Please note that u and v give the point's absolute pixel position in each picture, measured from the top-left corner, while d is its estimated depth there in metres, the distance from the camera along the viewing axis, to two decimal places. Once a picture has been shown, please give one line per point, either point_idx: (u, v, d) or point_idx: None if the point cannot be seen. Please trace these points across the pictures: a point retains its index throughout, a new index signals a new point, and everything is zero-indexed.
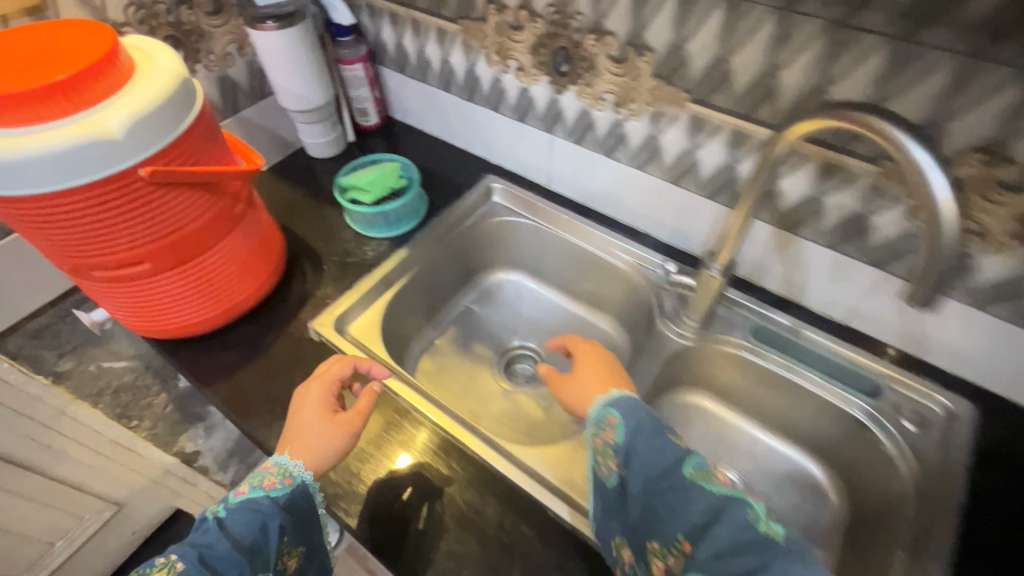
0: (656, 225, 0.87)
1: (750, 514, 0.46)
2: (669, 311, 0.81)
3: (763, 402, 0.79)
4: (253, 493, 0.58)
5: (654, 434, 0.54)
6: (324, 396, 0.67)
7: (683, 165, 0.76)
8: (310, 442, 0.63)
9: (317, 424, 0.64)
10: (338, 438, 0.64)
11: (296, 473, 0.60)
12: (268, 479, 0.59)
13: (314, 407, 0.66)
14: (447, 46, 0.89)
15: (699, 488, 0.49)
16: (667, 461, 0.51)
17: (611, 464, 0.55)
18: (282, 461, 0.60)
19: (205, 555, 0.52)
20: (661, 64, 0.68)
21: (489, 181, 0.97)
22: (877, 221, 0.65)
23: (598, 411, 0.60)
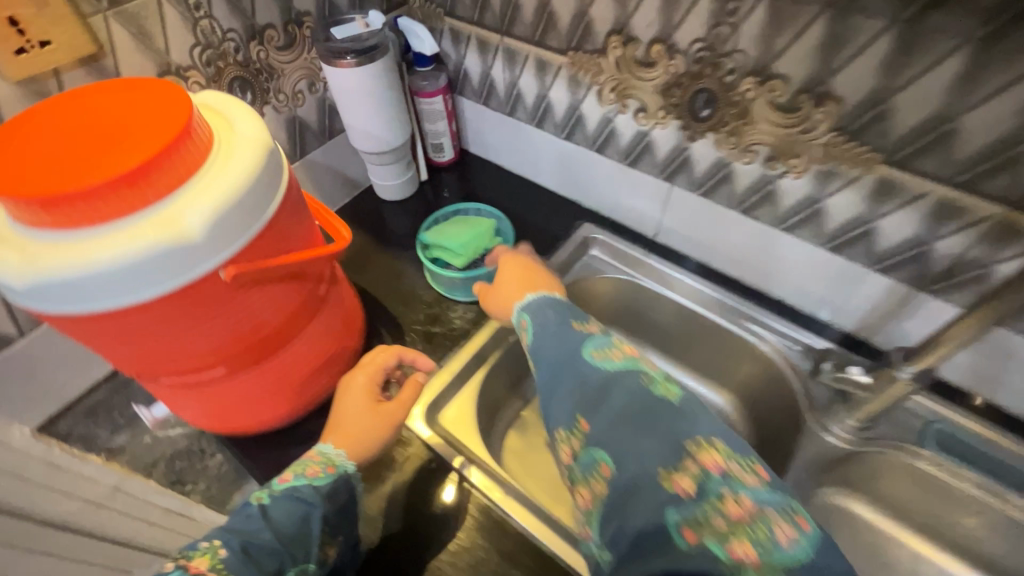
0: (797, 293, 0.73)
1: (641, 379, 0.48)
2: (820, 403, 0.67)
3: (942, 520, 0.65)
4: (297, 481, 0.53)
5: (557, 328, 0.55)
6: (369, 382, 0.62)
7: (853, 233, 0.62)
8: (353, 434, 0.58)
9: (358, 411, 0.59)
10: (379, 428, 0.59)
11: (340, 464, 0.55)
12: (312, 469, 0.54)
13: (356, 393, 0.61)
14: (546, 79, 0.76)
15: (598, 362, 0.50)
16: (571, 346, 0.53)
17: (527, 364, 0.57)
18: (327, 452, 0.56)
19: (246, 544, 0.47)
20: (847, 117, 0.54)
21: (586, 232, 0.84)
22: None
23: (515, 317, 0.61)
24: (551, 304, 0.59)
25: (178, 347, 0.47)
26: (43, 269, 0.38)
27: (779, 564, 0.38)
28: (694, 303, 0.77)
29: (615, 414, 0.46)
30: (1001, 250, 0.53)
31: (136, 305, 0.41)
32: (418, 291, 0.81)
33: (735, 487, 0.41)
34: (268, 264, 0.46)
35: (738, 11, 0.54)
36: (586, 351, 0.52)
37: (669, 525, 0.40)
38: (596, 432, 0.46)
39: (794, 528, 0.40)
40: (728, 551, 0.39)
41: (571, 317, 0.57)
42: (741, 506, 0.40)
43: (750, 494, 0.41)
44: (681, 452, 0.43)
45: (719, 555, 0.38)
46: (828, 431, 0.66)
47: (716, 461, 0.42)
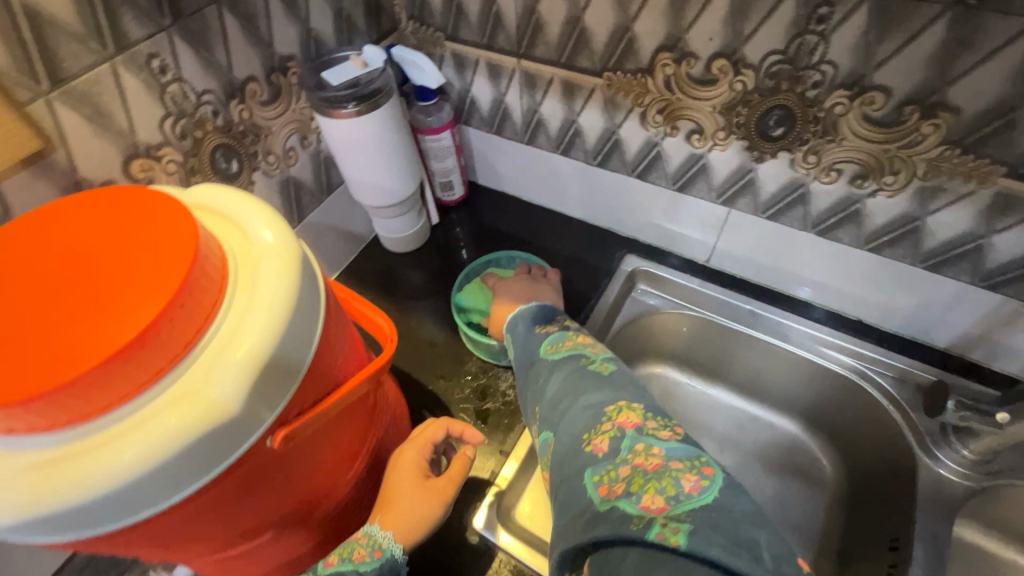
0: (881, 313, 0.66)
1: (580, 361, 0.51)
2: (928, 433, 0.60)
3: None
4: (341, 566, 0.43)
5: (525, 333, 0.58)
6: (419, 455, 0.51)
7: (957, 251, 0.55)
8: (400, 514, 0.47)
9: (406, 488, 0.49)
10: (429, 507, 0.48)
11: (385, 546, 0.45)
12: (356, 552, 0.44)
13: (405, 465, 0.50)
14: (575, 104, 0.67)
15: (549, 353, 0.53)
16: (531, 351, 0.55)
17: None
18: (372, 532, 0.46)
19: None
20: (964, 128, 0.47)
21: (630, 267, 0.76)
22: None
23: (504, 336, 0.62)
24: (523, 315, 0.60)
25: (218, 535, 0.36)
26: (32, 496, 0.28)
27: (683, 511, 0.33)
28: (766, 335, 0.70)
29: (553, 397, 0.48)
30: None
31: (165, 510, 0.31)
32: (456, 360, 0.71)
33: (652, 441, 0.40)
34: (319, 410, 0.37)
35: (828, 17, 0.46)
36: (543, 349, 0.55)
37: (585, 482, 0.39)
38: (546, 416, 0.47)
39: (700, 476, 0.36)
40: (637, 505, 0.34)
41: (537, 323, 0.59)
42: (654, 457, 0.38)
43: (663, 448, 0.39)
44: (599, 416, 0.43)
45: (627, 510, 0.34)
46: (942, 464, 0.59)
47: (631, 420, 0.42)
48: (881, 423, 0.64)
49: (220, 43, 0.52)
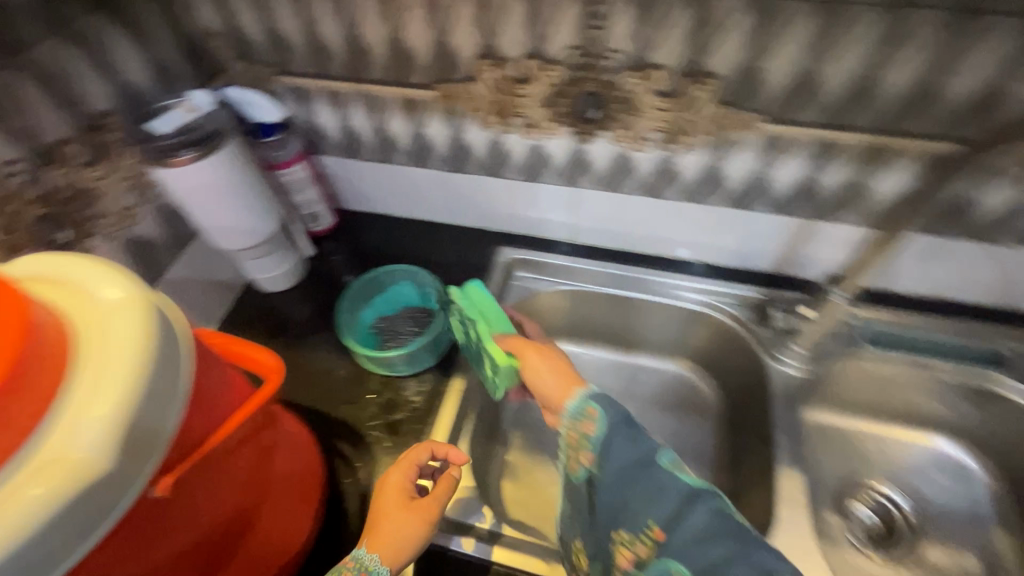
0: (715, 252, 0.77)
1: (721, 504, 0.46)
2: (769, 340, 0.72)
3: (893, 400, 0.74)
4: None
5: (630, 434, 0.51)
6: (404, 479, 0.54)
7: (752, 188, 0.67)
8: (387, 537, 0.49)
9: (391, 512, 0.50)
10: (414, 529, 0.50)
11: (370, 569, 0.46)
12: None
13: (390, 490, 0.52)
14: (419, 117, 0.71)
15: (670, 476, 0.48)
16: (642, 451, 0.50)
17: (581, 459, 0.53)
18: (355, 556, 0.47)
19: None
20: (726, 89, 0.57)
21: (507, 257, 0.81)
22: (984, 199, 0.60)
23: (574, 403, 0.55)
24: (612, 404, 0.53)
25: None
26: None
27: None
28: (631, 292, 0.78)
29: (692, 528, 0.44)
30: (878, 168, 0.60)
31: None
32: (358, 382, 0.71)
33: None
34: (205, 447, 0.37)
35: (604, 12, 0.54)
36: (658, 458, 0.49)
37: None
38: (672, 542, 0.45)
39: None
40: None
41: (633, 423, 0.52)
42: None
43: None
44: None
45: None
46: (784, 362, 0.71)
47: None
48: (734, 344, 0.75)
49: (17, 111, 0.50)
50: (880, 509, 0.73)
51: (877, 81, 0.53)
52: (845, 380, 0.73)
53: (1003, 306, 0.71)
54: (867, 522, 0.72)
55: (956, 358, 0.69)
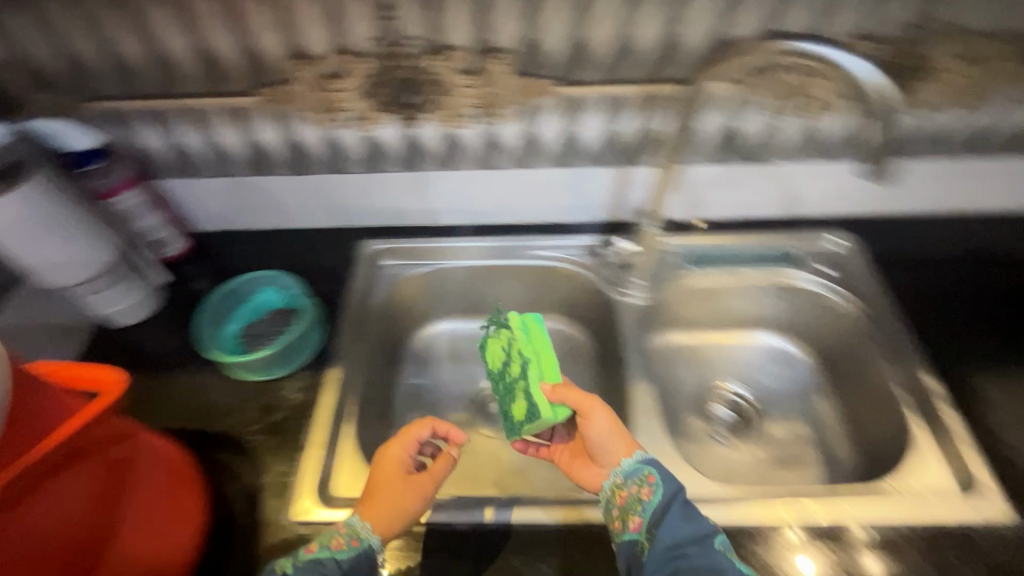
0: (557, 211, 0.86)
1: None
2: (612, 278, 0.82)
3: (722, 311, 0.86)
4: (320, 553, 0.51)
5: (686, 512, 0.53)
6: (403, 454, 0.60)
7: (568, 146, 0.76)
8: (382, 506, 0.55)
9: (391, 484, 0.57)
10: (415, 503, 0.56)
11: (365, 535, 0.53)
12: (336, 539, 0.52)
13: (390, 463, 0.59)
14: (249, 125, 0.73)
15: (727, 560, 0.50)
16: (698, 530, 0.52)
17: (635, 521, 0.54)
18: (353, 524, 0.53)
19: None
20: (518, 61, 0.65)
21: (370, 248, 0.85)
22: (745, 126, 0.73)
23: (631, 465, 0.57)
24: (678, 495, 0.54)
25: None
26: None
27: None
28: (491, 260, 0.85)
29: None
30: (660, 112, 0.71)
31: None
32: (233, 395, 0.71)
33: None
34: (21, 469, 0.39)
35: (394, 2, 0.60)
36: (715, 541, 0.51)
37: None
38: None
39: None
40: None
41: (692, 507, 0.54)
42: None
43: None
44: None
45: None
46: (626, 293, 0.81)
47: None
48: (588, 288, 0.84)
49: None
50: (732, 406, 0.85)
51: (634, 37, 0.63)
52: (678, 301, 0.83)
53: (786, 214, 0.86)
54: (726, 420, 0.83)
55: (758, 263, 0.83)
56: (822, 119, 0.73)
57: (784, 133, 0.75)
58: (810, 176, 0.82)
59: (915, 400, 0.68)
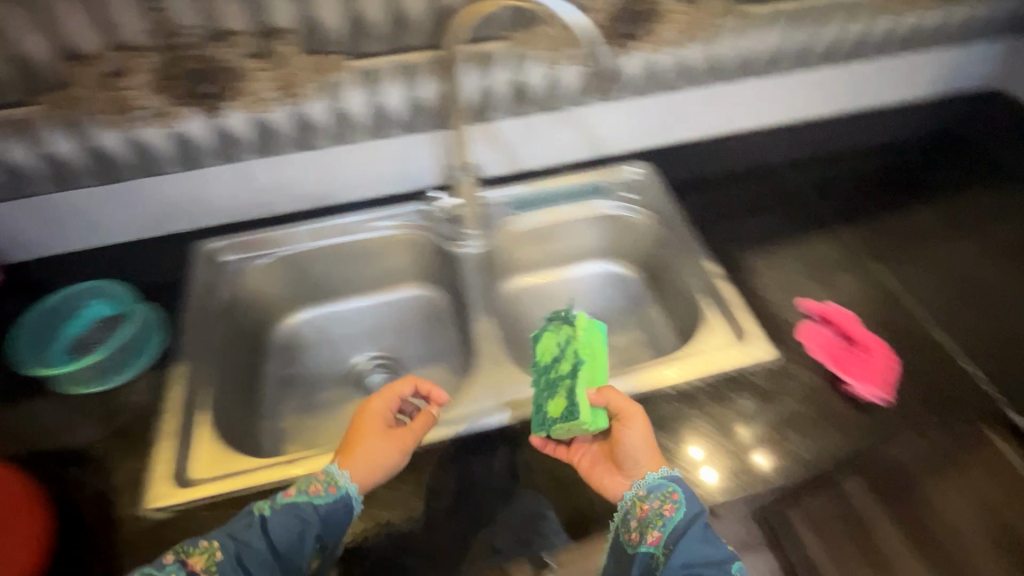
0: (388, 182, 0.91)
1: None
2: (447, 235, 0.90)
3: (554, 249, 0.97)
4: (298, 497, 0.55)
5: (704, 538, 0.54)
6: (384, 408, 0.65)
7: (378, 117, 0.81)
8: (361, 455, 0.60)
9: (370, 436, 0.62)
10: (390, 454, 0.61)
11: (341, 483, 0.57)
12: (313, 486, 0.56)
13: (369, 416, 0.63)
14: (37, 137, 0.71)
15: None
16: (716, 555, 0.53)
17: (649, 535, 0.55)
18: (332, 474, 0.58)
19: (240, 555, 0.51)
20: (302, 40, 0.70)
21: (205, 247, 0.85)
22: (530, 79, 0.83)
23: (655, 482, 0.58)
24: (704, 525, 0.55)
25: None
26: None
27: None
28: (332, 238, 0.89)
29: None
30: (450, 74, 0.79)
31: None
32: (70, 412, 0.68)
33: None
34: None
35: None
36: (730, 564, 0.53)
37: None
38: None
39: None
40: None
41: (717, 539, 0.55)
42: None
43: None
44: None
45: None
46: (460, 244, 0.89)
47: None
48: (428, 248, 0.91)
49: None
50: None
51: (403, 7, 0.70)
52: (509, 246, 0.93)
53: (593, 153, 0.98)
54: None
55: (573, 199, 0.95)
56: (592, 64, 0.84)
57: (565, 82, 0.86)
58: (603, 117, 0.94)
59: (702, 284, 0.82)
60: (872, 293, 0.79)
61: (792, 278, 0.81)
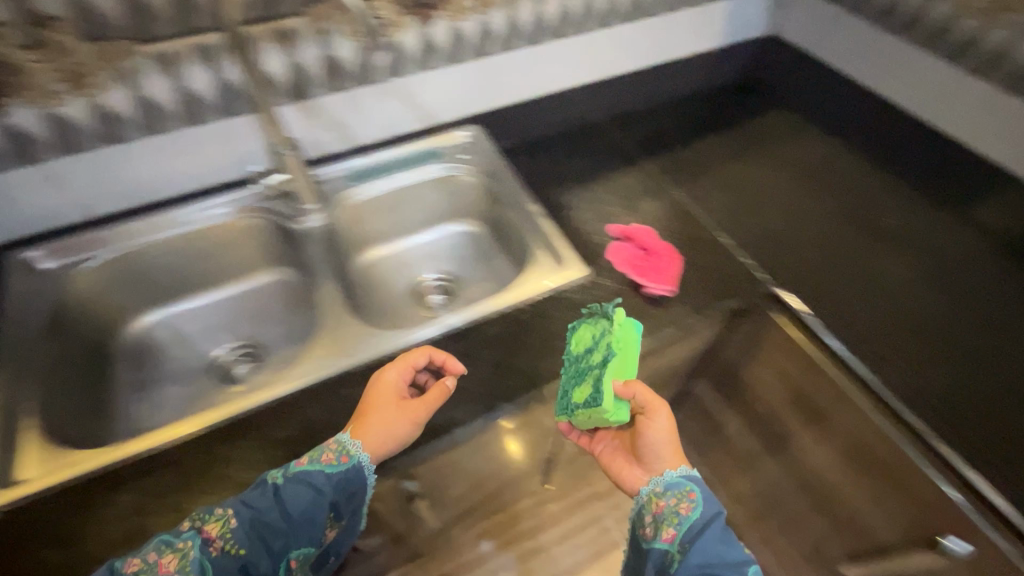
0: (218, 171, 0.92)
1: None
2: (286, 213, 0.92)
3: (401, 216, 1.01)
4: (309, 465, 0.61)
5: (717, 541, 0.66)
6: (397, 380, 0.69)
7: (187, 102, 0.82)
8: (371, 427, 0.64)
9: (382, 407, 0.65)
10: (402, 425, 0.65)
11: (353, 454, 0.62)
12: (326, 455, 0.62)
13: (382, 388, 0.67)
14: None
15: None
16: (726, 548, 0.65)
17: (669, 530, 0.68)
18: (345, 444, 0.63)
19: (256, 519, 0.58)
20: (78, 27, 0.69)
21: (22, 256, 0.82)
22: (339, 53, 0.87)
23: (675, 482, 0.72)
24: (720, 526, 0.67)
25: None
26: None
27: None
28: (165, 231, 0.88)
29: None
30: (254, 53, 0.81)
31: None
32: None
33: None
34: None
35: None
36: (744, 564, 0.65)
37: None
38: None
39: None
40: None
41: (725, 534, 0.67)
42: None
43: None
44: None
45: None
46: (299, 220, 0.92)
47: None
48: (270, 228, 0.93)
49: None
50: (439, 290, 1.02)
51: None
52: (351, 220, 0.97)
53: (425, 123, 1.05)
54: (440, 302, 1.00)
55: (409, 165, 1.00)
56: (398, 35, 0.90)
57: (376, 54, 0.91)
58: (423, 86, 1.01)
59: (530, 225, 0.91)
60: (669, 210, 0.92)
61: (604, 209, 0.93)
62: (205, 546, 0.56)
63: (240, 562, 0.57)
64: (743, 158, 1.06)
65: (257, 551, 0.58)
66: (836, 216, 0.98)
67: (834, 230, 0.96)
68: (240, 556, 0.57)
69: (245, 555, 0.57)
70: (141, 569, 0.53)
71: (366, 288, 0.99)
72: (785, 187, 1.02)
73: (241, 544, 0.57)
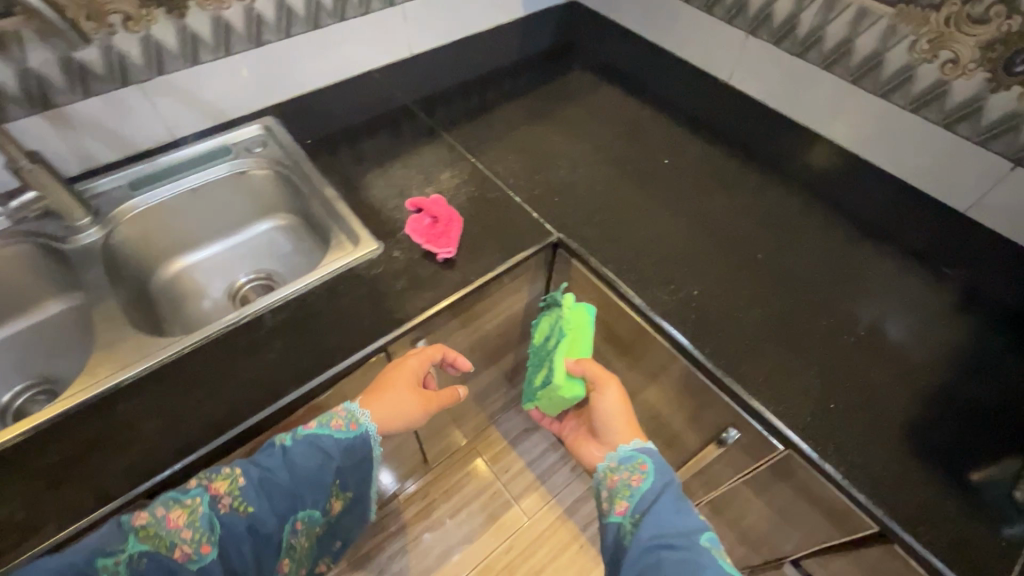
0: None
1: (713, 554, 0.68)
2: (55, 233, 0.85)
3: (200, 219, 0.98)
4: (318, 429, 0.69)
5: (673, 511, 0.74)
6: (416, 368, 0.78)
7: None
8: (385, 404, 0.74)
9: (399, 388, 0.76)
10: (408, 405, 0.76)
11: (362, 421, 0.72)
12: (336, 423, 0.70)
13: (403, 369, 0.77)
14: None
15: (710, 556, 0.68)
16: (689, 527, 0.72)
17: (623, 502, 0.79)
18: (356, 412, 0.72)
19: (263, 479, 0.64)
20: None
21: None
22: (79, 54, 0.82)
23: (628, 457, 0.83)
24: (665, 493, 0.77)
25: None
26: None
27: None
28: None
29: (650, 536, 0.71)
30: None
31: None
32: None
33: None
34: None
35: None
36: (704, 539, 0.70)
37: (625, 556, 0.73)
38: (638, 537, 0.72)
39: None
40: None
41: (675, 503, 0.76)
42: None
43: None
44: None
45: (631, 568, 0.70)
46: (72, 237, 0.85)
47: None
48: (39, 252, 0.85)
49: None
50: (257, 290, 1.00)
51: None
52: (141, 233, 0.92)
53: (213, 121, 1.01)
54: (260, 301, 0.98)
55: (199, 166, 0.96)
56: (147, 30, 0.85)
57: (127, 52, 0.85)
58: (200, 81, 0.95)
59: (328, 210, 0.91)
60: (465, 178, 0.96)
61: (403, 185, 0.95)
62: (214, 503, 0.61)
63: (246, 522, 0.62)
64: (540, 120, 1.10)
65: (264, 510, 0.63)
66: (612, 161, 1.01)
67: (611, 176, 0.98)
68: (246, 514, 0.62)
69: (252, 514, 0.63)
70: (150, 523, 0.58)
71: (172, 304, 0.94)
72: (564, 147, 1.04)
73: (249, 502, 0.62)
